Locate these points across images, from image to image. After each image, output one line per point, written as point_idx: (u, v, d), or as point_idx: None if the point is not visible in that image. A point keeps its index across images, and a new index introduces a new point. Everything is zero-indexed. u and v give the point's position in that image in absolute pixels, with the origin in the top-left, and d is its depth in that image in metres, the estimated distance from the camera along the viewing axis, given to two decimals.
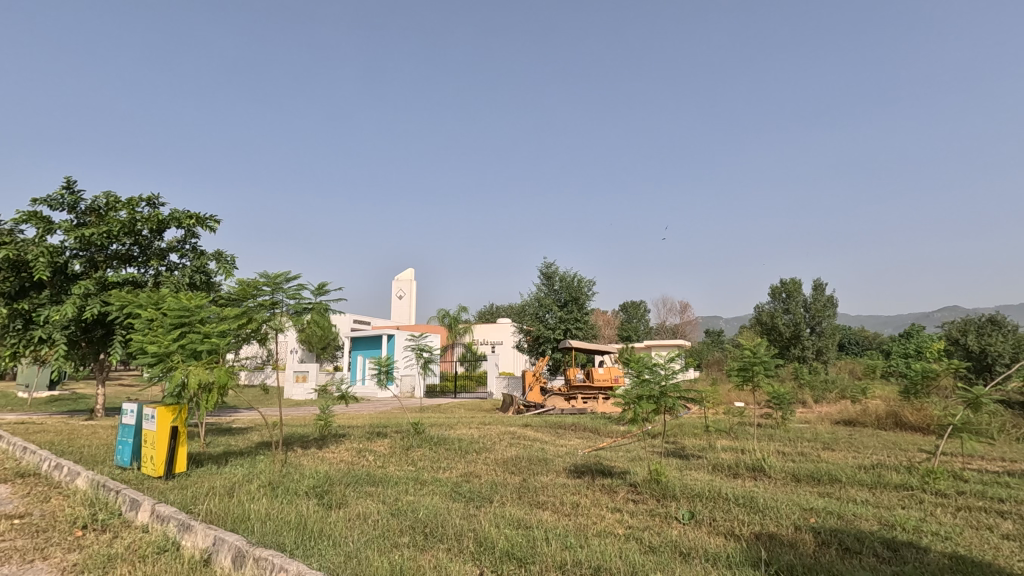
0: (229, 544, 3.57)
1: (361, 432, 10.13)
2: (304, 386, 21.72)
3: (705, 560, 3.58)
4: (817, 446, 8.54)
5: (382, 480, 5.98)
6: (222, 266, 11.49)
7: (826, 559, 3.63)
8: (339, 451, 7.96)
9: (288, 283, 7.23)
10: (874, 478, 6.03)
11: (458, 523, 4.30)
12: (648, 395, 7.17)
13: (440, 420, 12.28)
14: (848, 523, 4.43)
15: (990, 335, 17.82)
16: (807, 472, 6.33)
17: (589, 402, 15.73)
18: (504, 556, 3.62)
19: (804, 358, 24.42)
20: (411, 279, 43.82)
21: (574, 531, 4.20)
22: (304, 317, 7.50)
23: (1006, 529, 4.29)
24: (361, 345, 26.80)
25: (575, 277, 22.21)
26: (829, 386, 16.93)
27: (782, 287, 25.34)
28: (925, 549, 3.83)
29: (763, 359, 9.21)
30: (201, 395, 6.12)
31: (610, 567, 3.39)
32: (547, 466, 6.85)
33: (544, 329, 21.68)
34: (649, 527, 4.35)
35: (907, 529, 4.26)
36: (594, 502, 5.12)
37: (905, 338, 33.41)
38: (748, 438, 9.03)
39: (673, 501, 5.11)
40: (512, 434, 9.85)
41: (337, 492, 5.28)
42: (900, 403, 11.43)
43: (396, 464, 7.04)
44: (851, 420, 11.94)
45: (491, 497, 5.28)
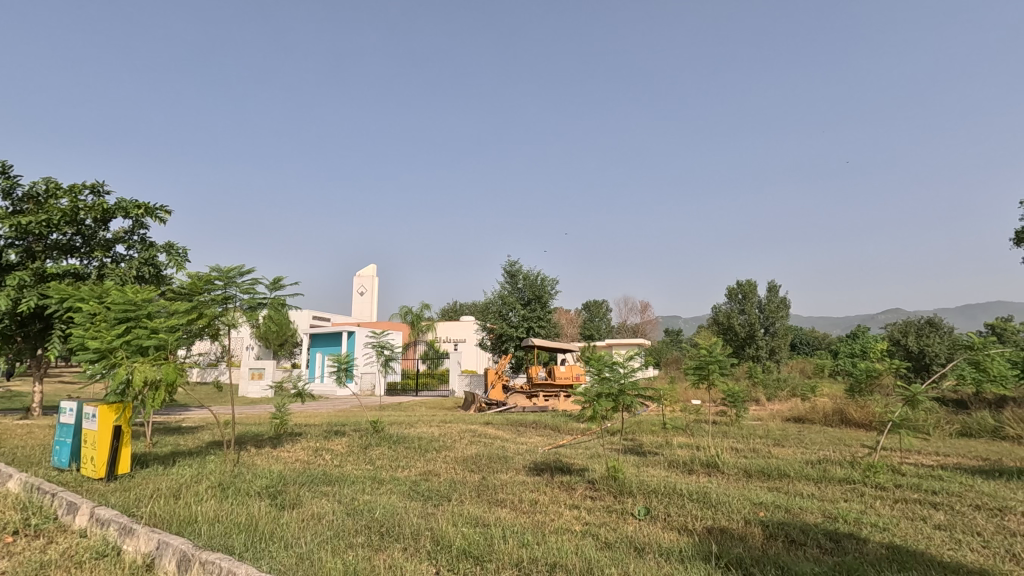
0: (174, 547, 3.43)
1: (318, 431, 9.90)
2: (260, 383, 21.10)
3: (659, 555, 3.66)
4: (768, 442, 8.84)
5: (339, 479, 5.87)
6: (173, 258, 11.03)
7: (773, 551, 3.76)
8: (294, 451, 7.75)
9: (241, 277, 6.99)
10: (820, 473, 6.29)
11: (415, 521, 4.26)
12: (607, 393, 7.31)
13: (400, 418, 12.14)
14: (795, 516, 4.60)
15: (929, 335, 18.87)
16: (758, 468, 6.55)
17: (550, 400, 15.84)
18: (461, 554, 3.60)
19: (757, 358, 25.26)
20: (373, 276, 43.15)
21: (532, 528, 4.22)
22: (259, 313, 7.28)
23: (937, 519, 4.54)
24: (320, 342, 26.20)
25: (538, 276, 22.33)
26: (781, 384, 17.57)
27: (739, 287, 26.07)
28: (865, 540, 4.01)
29: (718, 358, 9.51)
30: (147, 393, 5.80)
31: (566, 563, 3.42)
32: (507, 463, 6.87)
33: (507, 327, 21.67)
34: (606, 522, 4.41)
35: (849, 521, 4.45)
36: (552, 499, 5.16)
37: (852, 339, 34.99)
38: (703, 435, 9.25)
39: (629, 498, 5.19)
40: (473, 432, 9.83)
41: (291, 492, 5.14)
42: (847, 401, 11.95)
43: (354, 463, 6.91)
44: (801, 417, 12.42)
45: (450, 496, 5.26)
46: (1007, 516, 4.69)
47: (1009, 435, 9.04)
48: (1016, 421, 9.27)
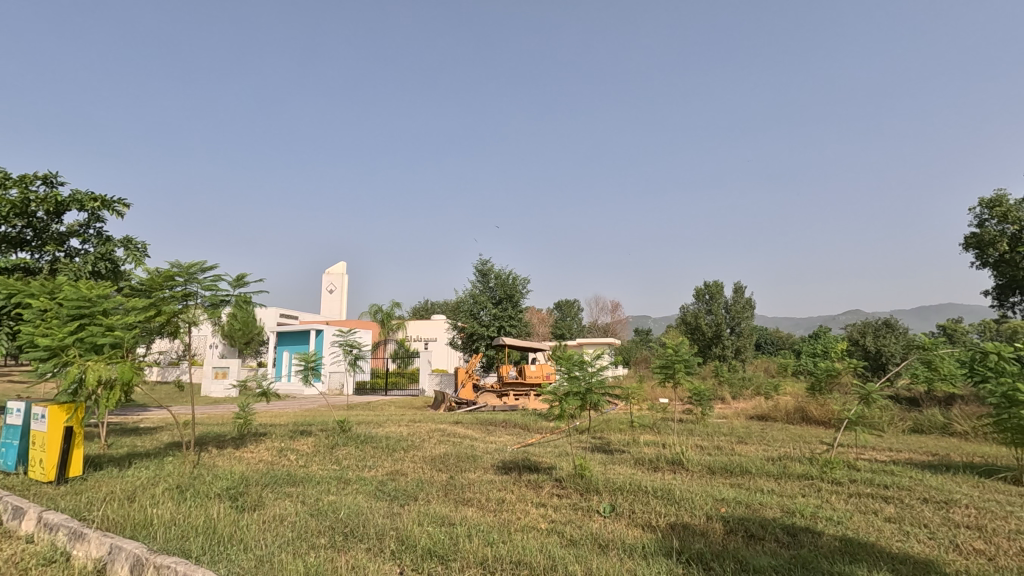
0: (127, 552, 3.31)
1: (283, 431, 9.69)
2: (224, 382, 20.56)
3: (621, 551, 3.71)
4: (732, 440, 9.07)
5: (303, 479, 5.77)
6: (132, 253, 10.65)
7: (733, 546, 3.86)
8: (257, 452, 7.58)
9: (203, 273, 6.80)
10: (780, 469, 6.47)
11: (379, 521, 4.22)
12: (575, 391, 7.38)
13: (368, 418, 12.00)
14: (754, 511, 4.73)
15: (885, 335, 19.59)
16: (722, 465, 6.69)
17: (521, 399, 15.87)
18: (425, 554, 3.58)
19: (723, 357, 25.82)
20: (342, 273, 42.54)
21: (498, 527, 4.23)
22: (221, 310, 7.09)
23: (888, 512, 4.74)
24: (287, 340, 25.72)
25: (509, 275, 22.33)
26: (746, 383, 18.00)
27: (706, 288, 26.56)
28: (820, 533, 4.15)
29: (684, 357, 9.70)
30: (101, 393, 5.58)
31: (531, 561, 3.45)
32: (475, 462, 6.87)
33: (478, 326, 21.61)
34: (572, 520, 4.46)
35: (805, 516, 4.60)
36: (519, 497, 5.18)
37: (814, 339, 36.06)
38: (670, 433, 9.41)
39: (596, 495, 5.26)
40: (442, 431, 9.79)
41: (253, 494, 5.01)
42: (807, 399, 12.32)
43: (319, 463, 6.79)
44: (764, 415, 12.76)
45: (416, 496, 5.22)
46: (952, 508, 4.92)
47: (957, 431, 9.46)
48: (963, 417, 9.71)
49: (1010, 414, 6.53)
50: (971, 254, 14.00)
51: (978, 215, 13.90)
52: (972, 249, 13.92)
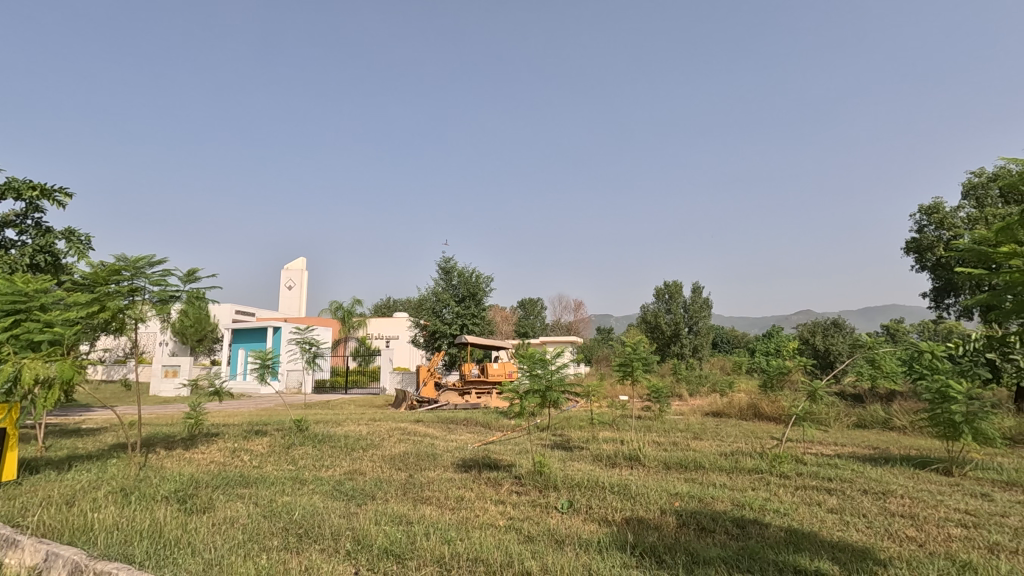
0: (64, 559, 3.16)
1: (237, 431, 9.40)
2: (174, 381, 19.85)
3: (578, 546, 3.77)
4: (687, 436, 9.28)
5: (257, 480, 5.63)
6: (74, 245, 10.14)
7: (685, 538, 3.97)
8: (208, 452, 7.33)
9: (151, 267, 6.54)
10: (732, 464, 6.69)
11: (335, 521, 4.16)
12: (535, 389, 7.44)
13: (326, 417, 11.79)
14: (706, 505, 4.88)
15: (833, 335, 20.48)
16: (677, 460, 6.88)
17: (483, 397, 15.88)
18: (381, 553, 3.54)
19: (681, 356, 26.47)
20: (301, 269, 41.56)
21: (457, 525, 4.23)
22: (171, 306, 6.83)
23: (830, 503, 4.97)
24: (243, 338, 24.97)
25: (473, 273, 22.26)
26: (703, 380, 18.53)
27: (666, 288, 27.14)
28: (767, 525, 4.32)
29: (642, 355, 9.91)
30: (39, 392, 5.28)
31: (488, 558, 3.46)
32: (435, 461, 6.84)
33: (440, 324, 21.46)
34: (529, 517, 4.49)
35: (754, 508, 4.78)
36: (479, 495, 5.20)
37: (767, 338, 37.40)
38: (628, 430, 9.56)
39: (554, 492, 5.32)
40: (402, 430, 9.68)
41: (203, 496, 4.84)
42: (760, 396, 12.79)
43: (274, 463, 6.64)
44: (719, 411, 13.17)
45: (374, 495, 5.17)
46: (889, 498, 5.20)
47: (897, 425, 9.99)
48: (902, 412, 10.25)
49: (942, 409, 6.94)
50: (911, 257, 14.77)
51: (917, 220, 14.66)
52: (912, 252, 14.68)
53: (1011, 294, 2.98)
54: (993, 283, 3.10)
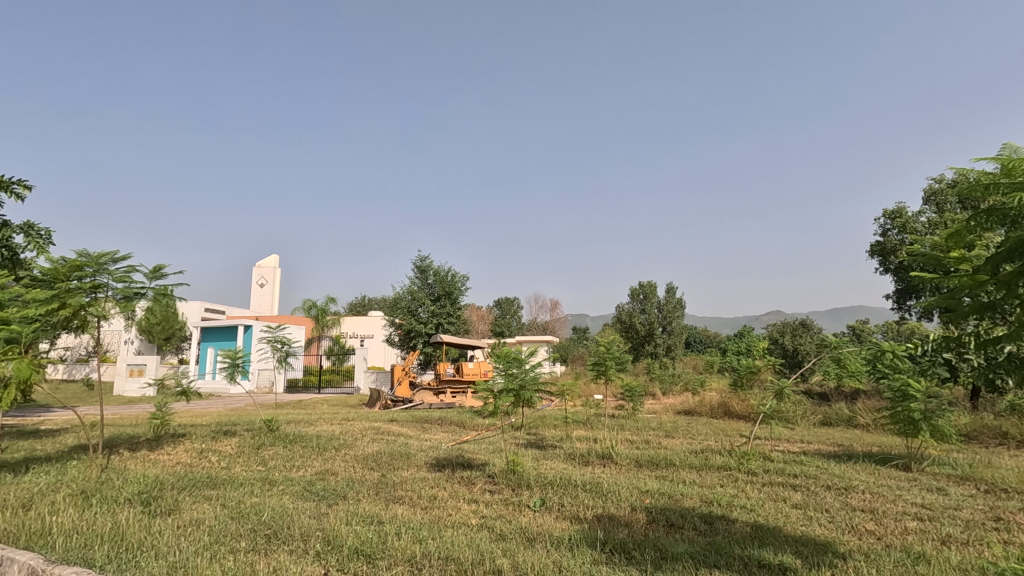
0: (20, 563, 3.06)
1: (205, 431, 9.21)
2: (140, 381, 19.33)
3: (548, 543, 3.80)
4: (659, 434, 9.42)
5: (225, 481, 5.53)
6: (33, 240, 9.79)
7: (654, 535, 4.04)
8: (174, 453, 7.17)
9: (115, 264, 6.36)
10: (702, 461, 6.83)
11: (305, 522, 4.11)
12: (509, 388, 7.45)
13: (298, 416, 11.63)
14: (676, 501, 4.97)
15: (802, 335, 21.01)
16: (648, 458, 6.98)
17: (458, 396, 15.86)
18: (352, 553, 3.52)
19: (655, 355, 26.83)
20: (274, 267, 40.83)
21: (429, 524, 4.22)
22: (135, 304, 6.64)
23: (795, 499, 5.10)
24: (212, 336, 24.42)
25: (448, 272, 22.18)
26: (676, 379, 18.83)
27: (641, 288, 27.45)
28: (733, 520, 4.42)
29: (616, 355, 10.02)
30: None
31: (459, 556, 3.47)
32: (408, 460, 6.82)
33: (416, 323, 21.33)
34: (502, 515, 4.52)
35: (721, 504, 4.88)
36: (452, 494, 5.19)
37: (738, 338, 38.14)
38: (601, 429, 9.66)
39: (527, 490, 5.35)
40: (375, 430, 9.60)
41: (168, 498, 4.74)
42: (730, 395, 13.06)
43: (243, 464, 6.53)
44: (691, 409, 13.39)
45: (346, 495, 5.12)
46: (850, 494, 5.37)
47: (860, 423, 10.32)
48: (865, 411, 10.58)
49: (902, 407, 7.17)
50: (875, 260, 15.24)
51: (881, 225, 15.14)
52: (876, 256, 15.14)
53: (967, 296, 3.08)
54: (948, 286, 3.23)
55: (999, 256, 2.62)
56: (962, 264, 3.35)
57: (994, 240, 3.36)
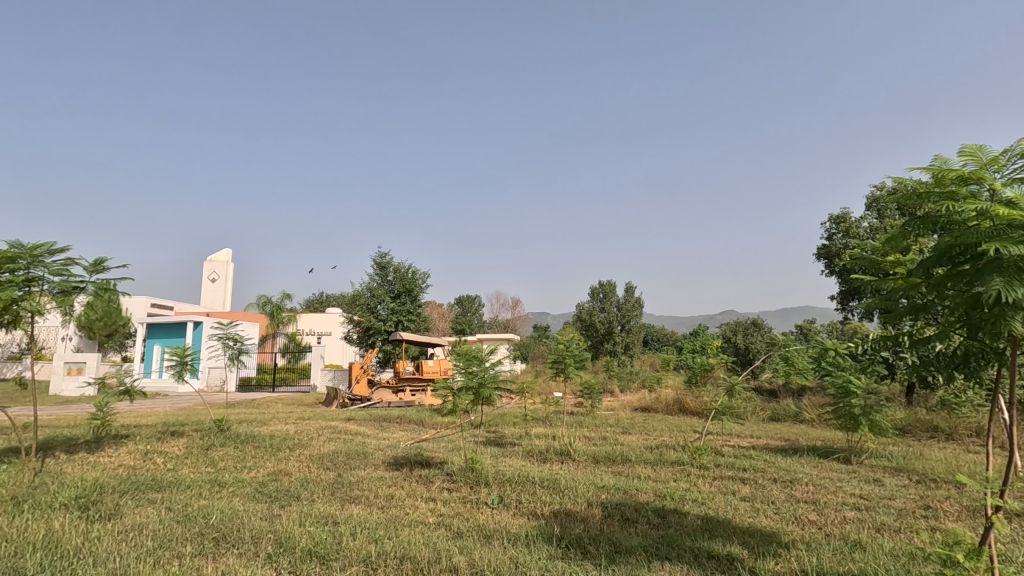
0: None
1: (150, 432, 8.83)
2: (79, 380, 18.33)
3: (505, 540, 3.83)
4: (616, 431, 9.59)
5: (171, 484, 5.31)
6: None
7: (609, 529, 4.12)
8: (116, 455, 6.84)
9: (51, 256, 6.02)
10: (657, 457, 6.99)
11: (256, 524, 4.00)
12: (468, 386, 7.44)
13: (250, 416, 11.28)
14: (631, 496, 5.09)
15: (753, 335, 21.77)
16: (605, 454, 7.10)
17: (417, 394, 15.73)
18: (305, 555, 3.45)
19: (614, 353, 27.28)
20: (226, 261, 39.43)
21: (385, 523, 4.18)
22: (74, 298, 6.31)
23: (744, 492, 5.30)
24: (159, 333, 23.40)
25: (409, 269, 21.95)
26: (633, 376, 19.21)
27: (600, 287, 27.84)
28: (685, 514, 4.56)
29: (575, 353, 10.15)
30: None
31: (415, 555, 3.46)
32: (365, 460, 6.72)
33: (375, 320, 21.02)
34: (460, 513, 4.51)
35: (675, 498, 5.02)
36: (409, 493, 5.15)
37: (693, 336, 39.21)
38: (560, 426, 9.77)
39: (485, 488, 5.37)
40: (331, 429, 9.42)
41: (108, 502, 4.52)
42: (685, 392, 13.43)
43: (191, 466, 6.29)
44: (647, 406, 13.69)
45: (299, 496, 5.00)
46: (794, 486, 5.61)
47: (806, 418, 10.79)
48: (811, 406, 11.06)
49: (844, 402, 7.52)
50: (821, 262, 15.93)
51: (827, 229, 15.85)
52: (822, 258, 15.84)
53: (903, 297, 3.26)
54: (886, 287, 3.41)
55: (930, 260, 2.80)
56: (896, 266, 3.57)
57: (926, 245, 3.60)
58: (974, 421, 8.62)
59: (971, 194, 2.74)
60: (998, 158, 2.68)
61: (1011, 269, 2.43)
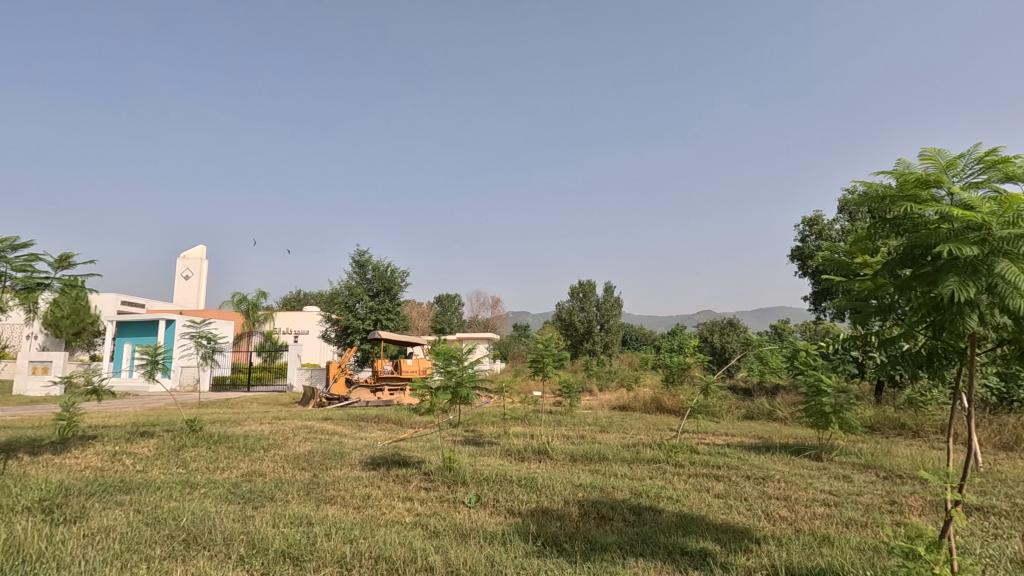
0: None
1: (118, 432, 8.59)
2: (44, 380, 17.77)
3: (482, 538, 3.83)
4: (594, 430, 9.66)
5: (140, 485, 5.19)
6: None
7: (585, 527, 4.15)
8: (82, 457, 6.64)
9: (14, 252, 5.83)
10: (633, 455, 7.07)
11: (228, 526, 3.93)
12: (446, 385, 7.42)
13: (223, 416, 11.07)
14: (607, 494, 5.13)
15: (729, 334, 22.13)
16: (582, 453, 7.15)
17: (395, 394, 15.63)
18: (278, 556, 3.41)
19: (593, 352, 27.45)
20: (200, 258, 38.59)
21: (361, 523, 4.14)
22: (38, 295, 6.12)
23: (717, 489, 5.39)
24: (129, 332, 22.81)
25: (388, 268, 21.78)
26: (612, 376, 19.38)
27: (580, 287, 27.98)
28: (660, 511, 4.61)
29: (553, 352, 10.18)
30: None
31: (390, 555, 3.44)
32: (342, 459, 6.66)
33: (353, 319, 20.81)
34: (437, 512, 4.50)
35: (650, 496, 5.08)
36: (385, 493, 5.12)
37: (671, 336, 39.68)
38: (538, 425, 9.80)
39: (463, 487, 5.36)
40: (308, 429, 9.29)
41: (74, 505, 4.40)
42: (662, 391, 13.60)
43: (162, 467, 6.16)
44: (625, 405, 13.83)
45: (273, 496, 4.94)
46: (767, 483, 5.73)
47: (779, 416, 11.02)
48: (784, 405, 11.29)
49: (815, 401, 7.70)
50: (795, 264, 16.26)
51: (800, 231, 16.18)
52: (796, 260, 16.17)
53: (873, 297, 3.34)
54: (857, 288, 3.50)
55: (895, 260, 2.88)
56: (863, 268, 3.68)
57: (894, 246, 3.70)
58: (939, 419, 8.89)
59: (932, 198, 2.82)
60: (955, 163, 2.79)
61: (968, 269, 2.51)
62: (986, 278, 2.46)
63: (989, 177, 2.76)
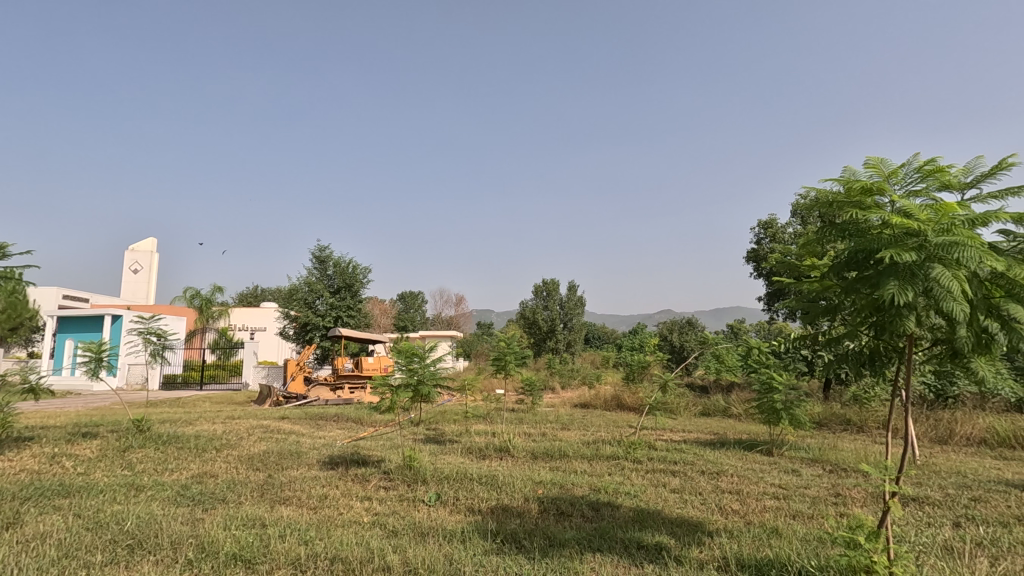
0: None
1: (57, 433, 8.14)
2: None
3: (441, 537, 3.81)
4: (555, 427, 9.75)
5: (82, 488, 4.94)
6: None
7: (545, 523, 4.18)
8: (18, 460, 6.28)
9: None
10: (593, 452, 7.17)
11: (175, 529, 3.78)
12: (407, 383, 7.34)
13: (173, 415, 10.65)
14: (566, 491, 5.18)
15: (688, 333, 22.66)
16: (543, 450, 7.19)
17: (355, 393, 15.37)
18: (229, 559, 3.31)
19: (556, 350, 27.66)
20: (151, 251, 36.96)
21: (317, 524, 4.06)
22: None
23: (674, 484, 5.52)
24: (72, 327, 21.68)
25: (350, 264, 21.39)
26: (574, 373, 19.58)
27: (543, 286, 28.13)
28: (618, 506, 4.70)
29: (515, 350, 10.21)
30: None
31: (346, 555, 3.38)
32: (298, 459, 6.51)
33: (312, 316, 20.35)
34: (396, 512, 4.45)
35: (609, 491, 5.17)
36: (343, 493, 5.02)
37: (633, 334, 40.36)
38: (500, 423, 9.82)
39: (423, 485, 5.32)
40: (263, 428, 9.04)
41: (6, 510, 4.15)
42: (622, 388, 13.84)
43: (106, 469, 5.89)
44: (586, 402, 14.00)
45: (226, 498, 4.78)
46: (720, 477, 5.91)
47: (733, 413, 11.38)
48: (738, 402, 11.67)
49: (767, 398, 7.98)
50: (751, 266, 16.79)
51: (756, 234, 16.70)
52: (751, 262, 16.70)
53: (821, 298, 3.49)
54: (806, 289, 3.64)
55: (841, 263, 3.02)
56: (812, 270, 3.84)
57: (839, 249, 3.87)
58: (881, 415, 9.34)
59: (875, 205, 2.97)
60: (896, 171, 2.94)
61: (906, 273, 2.64)
62: (923, 281, 2.60)
63: (928, 186, 2.91)
